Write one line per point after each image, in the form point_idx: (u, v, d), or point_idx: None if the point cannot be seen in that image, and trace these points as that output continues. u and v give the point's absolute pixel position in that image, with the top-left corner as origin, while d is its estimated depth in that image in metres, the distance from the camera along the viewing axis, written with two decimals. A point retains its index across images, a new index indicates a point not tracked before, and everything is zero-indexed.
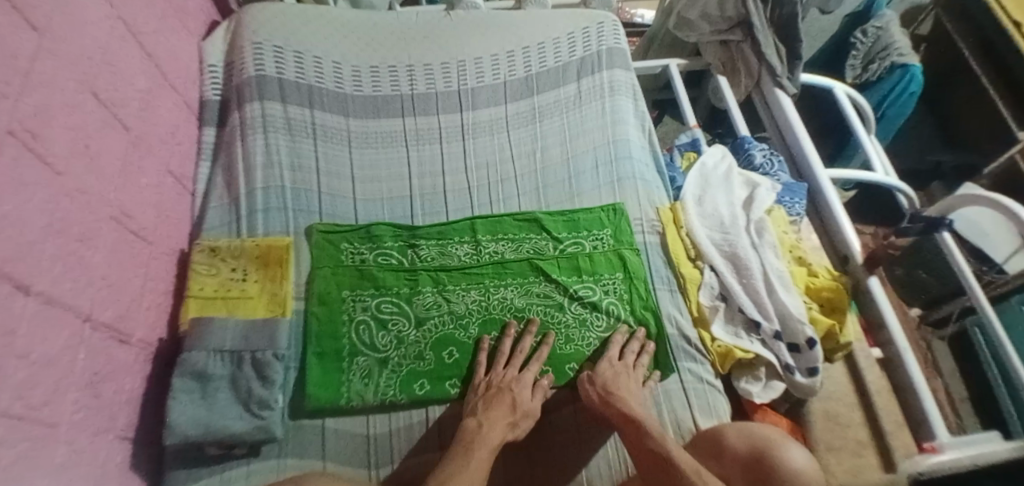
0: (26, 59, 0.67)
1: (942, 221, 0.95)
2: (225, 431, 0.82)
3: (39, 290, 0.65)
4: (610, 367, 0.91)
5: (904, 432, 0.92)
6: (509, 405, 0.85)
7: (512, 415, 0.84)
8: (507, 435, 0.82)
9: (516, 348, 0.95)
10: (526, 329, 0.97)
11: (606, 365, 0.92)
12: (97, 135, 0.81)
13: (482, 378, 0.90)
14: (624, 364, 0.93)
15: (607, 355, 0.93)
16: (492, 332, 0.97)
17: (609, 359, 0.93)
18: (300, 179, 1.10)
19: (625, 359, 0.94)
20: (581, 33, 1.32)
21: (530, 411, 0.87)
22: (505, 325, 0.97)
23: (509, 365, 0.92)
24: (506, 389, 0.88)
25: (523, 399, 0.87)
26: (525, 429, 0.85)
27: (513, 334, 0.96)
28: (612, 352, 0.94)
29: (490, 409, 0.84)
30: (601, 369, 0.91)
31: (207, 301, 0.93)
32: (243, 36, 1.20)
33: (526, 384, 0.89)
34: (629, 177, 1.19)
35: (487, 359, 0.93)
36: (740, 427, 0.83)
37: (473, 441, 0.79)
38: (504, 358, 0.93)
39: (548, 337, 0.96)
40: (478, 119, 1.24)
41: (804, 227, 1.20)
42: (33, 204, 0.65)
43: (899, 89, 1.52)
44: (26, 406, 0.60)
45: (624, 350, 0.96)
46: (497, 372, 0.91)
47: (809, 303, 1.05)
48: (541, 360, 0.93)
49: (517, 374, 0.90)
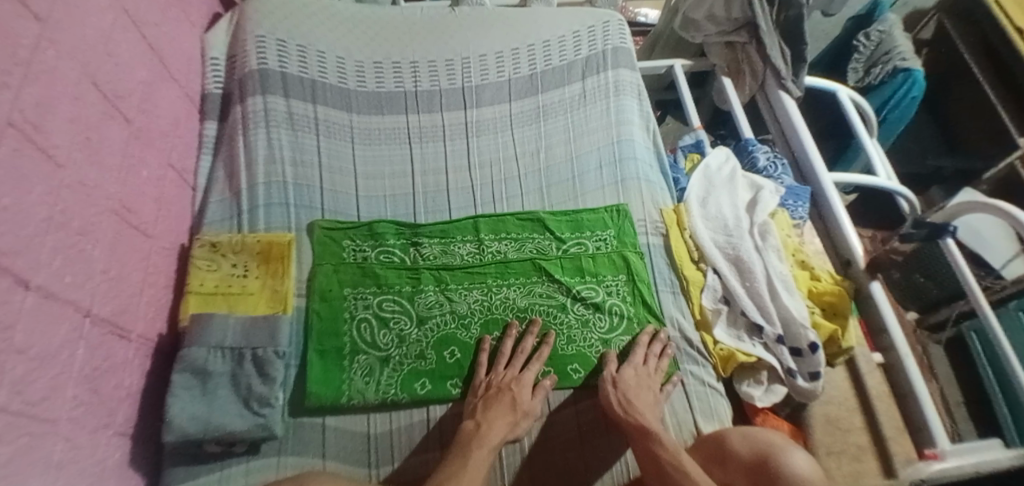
0: (27, 49, 0.66)
1: (946, 227, 0.95)
2: (225, 429, 0.81)
3: (37, 284, 0.64)
4: (635, 375, 0.91)
5: (903, 437, 0.93)
6: (509, 404, 0.86)
7: (513, 414, 0.85)
8: (508, 434, 0.83)
9: (518, 348, 0.94)
10: (528, 330, 0.96)
11: (633, 370, 0.92)
12: (99, 127, 0.80)
13: (483, 379, 0.90)
14: (647, 370, 0.93)
15: (632, 359, 0.94)
16: (494, 333, 0.97)
17: (634, 364, 0.93)
18: (302, 174, 1.09)
19: (646, 362, 0.94)
20: (586, 31, 1.31)
21: (531, 410, 0.87)
22: (507, 325, 0.97)
23: (510, 366, 0.91)
24: (505, 388, 0.88)
25: (524, 398, 0.88)
26: (525, 428, 0.86)
27: (514, 334, 0.95)
28: (637, 351, 0.95)
29: (488, 410, 0.84)
30: (626, 373, 0.91)
31: (207, 297, 0.93)
32: (246, 29, 1.19)
33: (526, 384, 0.89)
34: (633, 177, 1.18)
35: (488, 359, 0.93)
36: (744, 431, 0.82)
37: (472, 440, 0.80)
38: (506, 359, 0.92)
39: (548, 336, 0.96)
40: (482, 117, 1.23)
41: (807, 231, 1.19)
42: (33, 198, 0.64)
43: (901, 93, 1.51)
44: (24, 402, 0.60)
45: (648, 354, 0.96)
46: (497, 373, 0.91)
47: (812, 307, 1.05)
48: (542, 359, 0.92)
49: (518, 374, 0.90)
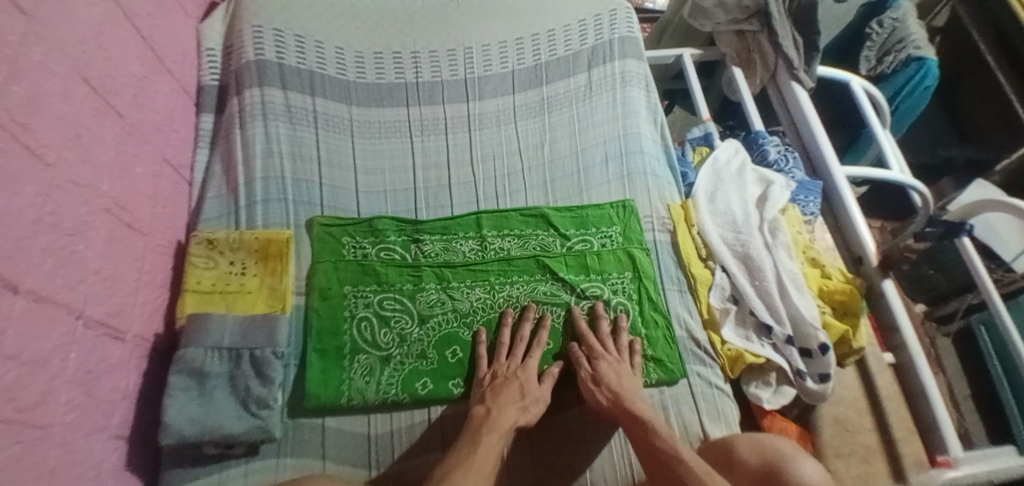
0: (13, 45, 0.63)
1: (961, 226, 0.93)
2: (223, 431, 0.80)
3: (28, 288, 0.62)
4: (611, 366, 0.90)
5: (914, 438, 0.92)
6: (517, 391, 0.86)
7: (522, 399, 0.85)
8: (519, 419, 0.83)
9: (516, 336, 0.93)
10: (524, 315, 0.95)
11: (606, 365, 0.89)
12: (91, 124, 0.77)
13: (485, 371, 0.89)
14: (623, 363, 0.91)
15: (602, 355, 0.91)
16: (491, 327, 0.95)
17: (605, 358, 0.90)
18: (301, 169, 1.07)
19: (608, 348, 0.92)
20: (592, 20, 1.27)
21: (541, 397, 0.87)
22: (502, 313, 0.96)
23: (512, 355, 0.90)
24: (512, 376, 0.87)
25: (531, 386, 0.88)
26: (535, 414, 0.85)
27: (509, 322, 0.94)
28: (592, 340, 0.93)
29: (499, 396, 0.84)
30: (603, 368, 0.89)
31: (205, 296, 0.91)
32: (243, 19, 1.15)
33: (532, 371, 0.89)
34: (640, 171, 1.15)
35: (487, 351, 0.92)
36: (753, 437, 0.81)
37: (482, 426, 0.80)
38: (506, 349, 0.92)
39: (598, 307, 0.98)
40: (484, 110, 1.20)
41: (818, 227, 1.16)
42: (23, 200, 0.62)
43: (916, 81, 1.47)
44: (16, 409, 0.58)
45: (602, 337, 0.94)
46: (501, 363, 0.90)
47: (823, 306, 1.03)
48: (543, 345, 0.92)
49: (521, 363, 0.90)
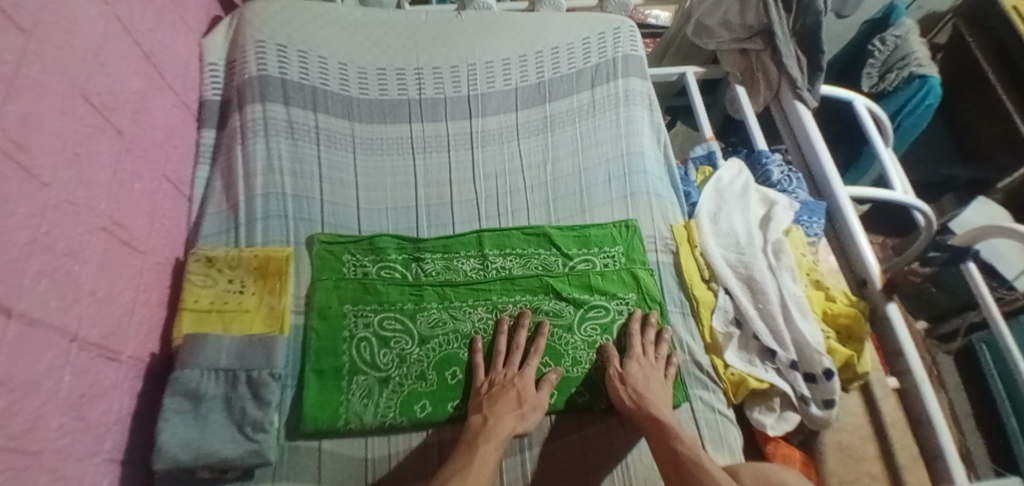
0: (10, 64, 0.62)
1: (968, 252, 0.91)
2: (217, 455, 0.78)
3: (21, 311, 0.61)
4: (641, 369, 0.91)
5: (919, 465, 0.91)
6: (514, 400, 0.85)
7: (519, 407, 0.84)
8: (518, 427, 0.83)
9: (512, 344, 0.93)
10: (519, 322, 0.94)
11: (636, 367, 0.91)
12: (89, 142, 0.76)
13: (483, 379, 0.89)
14: (651, 362, 0.93)
15: (634, 352, 0.93)
16: (490, 341, 0.95)
17: (636, 356, 0.92)
18: (302, 185, 1.06)
19: (644, 351, 0.94)
20: (596, 39, 1.27)
21: (539, 404, 0.87)
22: (499, 322, 0.95)
23: (509, 363, 0.90)
24: (510, 385, 0.87)
25: (529, 393, 0.87)
26: (532, 421, 0.85)
27: (506, 330, 0.94)
28: (635, 343, 0.95)
29: (495, 404, 0.84)
30: (633, 369, 0.90)
31: (202, 315, 0.90)
32: (246, 34, 1.15)
33: (529, 379, 0.89)
34: (643, 191, 1.14)
35: (483, 361, 0.92)
36: (757, 468, 0.80)
37: (478, 436, 0.80)
38: (503, 356, 0.91)
39: (650, 315, 0.99)
40: (487, 128, 1.19)
41: (823, 248, 1.14)
42: (16, 221, 0.61)
43: (917, 99, 1.45)
44: (6, 436, 0.57)
45: (645, 343, 0.95)
46: (497, 372, 0.90)
47: (827, 331, 1.02)
48: (540, 352, 0.92)
49: (518, 371, 0.90)
